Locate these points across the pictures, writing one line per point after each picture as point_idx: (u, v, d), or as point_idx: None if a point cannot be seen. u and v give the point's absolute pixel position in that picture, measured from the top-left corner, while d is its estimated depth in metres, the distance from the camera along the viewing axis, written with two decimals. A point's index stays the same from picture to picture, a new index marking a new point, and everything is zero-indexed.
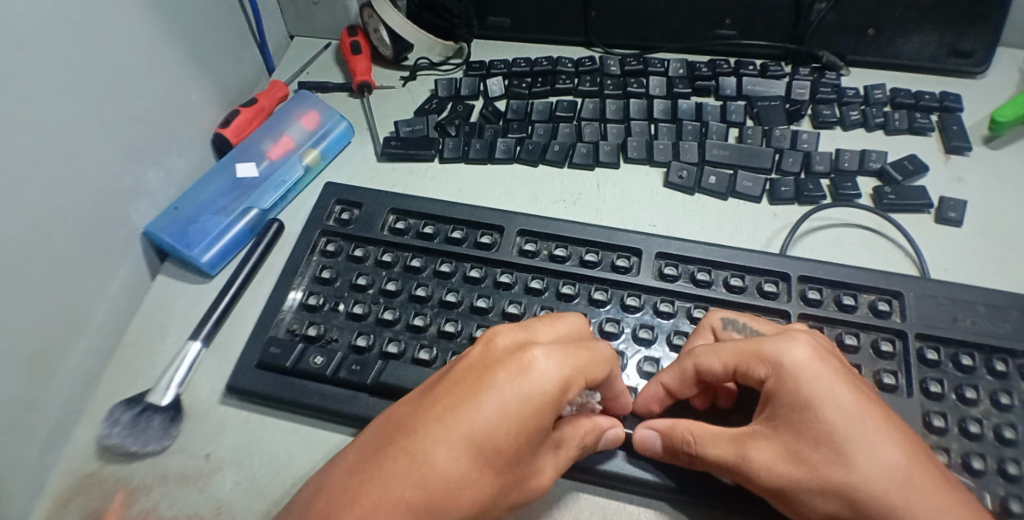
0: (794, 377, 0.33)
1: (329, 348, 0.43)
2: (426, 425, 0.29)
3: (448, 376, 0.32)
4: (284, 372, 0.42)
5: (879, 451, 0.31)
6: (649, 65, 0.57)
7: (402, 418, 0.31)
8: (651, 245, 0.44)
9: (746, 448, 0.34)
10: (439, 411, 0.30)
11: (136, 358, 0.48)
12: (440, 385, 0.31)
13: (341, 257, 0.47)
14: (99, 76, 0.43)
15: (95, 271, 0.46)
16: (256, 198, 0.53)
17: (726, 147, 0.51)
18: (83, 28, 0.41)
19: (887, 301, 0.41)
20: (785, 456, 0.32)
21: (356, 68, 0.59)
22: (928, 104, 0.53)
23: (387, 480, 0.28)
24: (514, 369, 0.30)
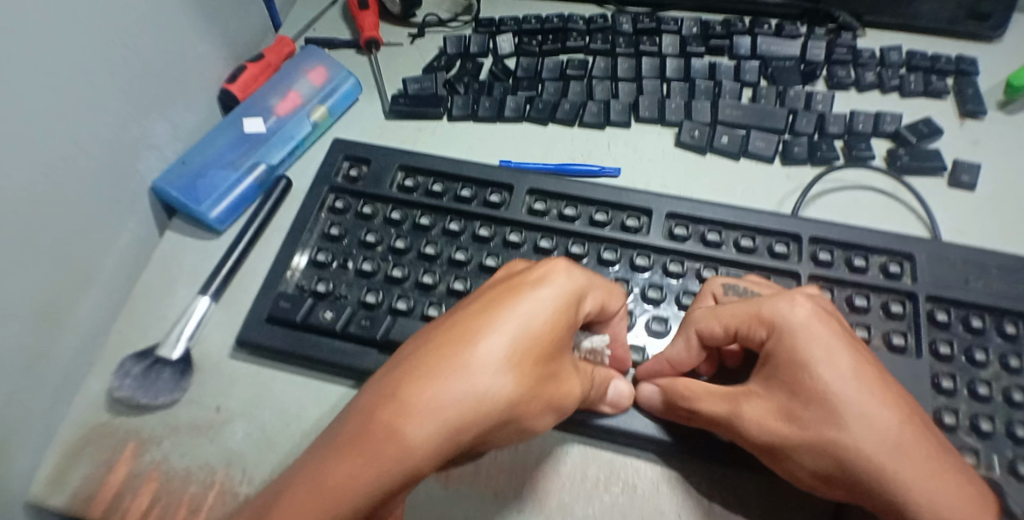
0: (791, 337, 0.33)
1: (338, 304, 0.43)
2: (465, 324, 0.30)
3: (476, 293, 0.33)
4: (294, 326, 0.42)
5: (871, 411, 0.31)
6: (662, 23, 0.56)
7: (438, 328, 0.30)
8: (662, 205, 0.44)
9: (740, 405, 0.34)
10: (478, 310, 0.30)
11: (146, 312, 0.48)
12: (472, 301, 0.32)
13: (349, 214, 0.46)
14: (107, 23, 0.42)
15: (103, 223, 0.46)
16: (263, 155, 0.52)
17: (740, 107, 0.50)
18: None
19: (898, 263, 0.42)
20: (778, 414, 0.33)
21: (364, 24, 0.58)
22: (945, 66, 0.52)
23: (437, 373, 0.27)
24: (543, 273, 0.32)
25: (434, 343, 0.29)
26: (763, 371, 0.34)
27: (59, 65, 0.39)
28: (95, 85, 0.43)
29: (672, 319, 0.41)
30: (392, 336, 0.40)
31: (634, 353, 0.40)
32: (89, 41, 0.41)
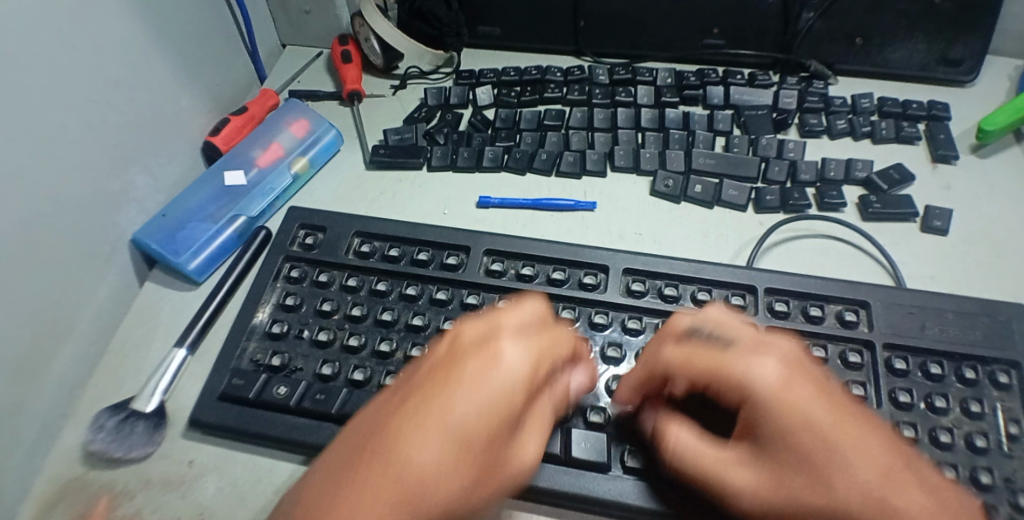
0: (763, 394, 0.32)
1: (293, 378, 0.43)
2: (421, 420, 0.30)
3: (430, 374, 0.32)
4: (245, 403, 0.42)
5: (860, 473, 0.29)
6: (638, 73, 0.57)
7: (390, 417, 0.30)
8: (617, 261, 0.44)
9: (726, 472, 0.33)
10: (429, 409, 0.30)
11: (122, 362, 0.48)
12: (429, 384, 0.31)
13: (305, 282, 0.47)
14: (89, 80, 0.44)
15: (83, 275, 0.46)
16: (244, 206, 0.53)
17: (712, 155, 0.51)
18: (76, 32, 0.42)
19: (854, 311, 0.41)
20: (764, 478, 0.32)
21: (347, 77, 0.60)
22: (917, 112, 0.53)
23: (362, 479, 0.28)
24: (501, 362, 0.32)
25: (384, 441, 0.29)
26: (745, 438, 0.33)
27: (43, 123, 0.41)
28: (78, 138, 0.44)
29: None
30: (349, 409, 0.40)
31: (597, 414, 0.39)
32: (71, 98, 0.43)
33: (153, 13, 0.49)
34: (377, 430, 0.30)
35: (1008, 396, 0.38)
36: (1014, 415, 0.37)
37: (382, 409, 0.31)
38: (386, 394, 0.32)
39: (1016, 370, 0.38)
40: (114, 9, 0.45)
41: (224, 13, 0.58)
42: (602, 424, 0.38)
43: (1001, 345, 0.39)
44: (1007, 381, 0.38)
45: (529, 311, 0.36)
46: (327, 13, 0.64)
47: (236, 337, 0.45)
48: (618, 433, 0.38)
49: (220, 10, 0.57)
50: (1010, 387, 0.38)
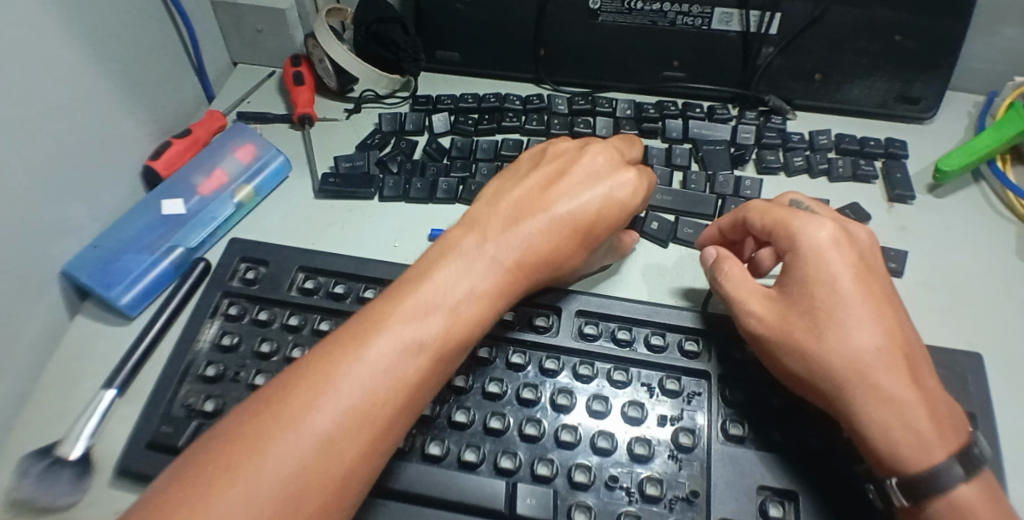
0: (804, 251, 0.37)
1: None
2: (489, 204, 0.39)
3: (518, 186, 0.40)
4: (174, 452, 0.39)
5: (857, 342, 0.34)
6: (597, 104, 0.57)
7: (474, 212, 0.39)
8: (571, 302, 0.43)
9: (750, 302, 0.38)
10: (506, 203, 0.39)
11: (51, 404, 0.44)
12: (519, 178, 0.41)
13: (245, 320, 0.44)
14: (22, 103, 0.41)
15: (13, 311, 0.43)
16: (183, 236, 0.50)
17: (669, 192, 0.50)
18: (9, 53, 0.39)
19: None
20: (777, 316, 0.36)
21: (299, 100, 0.58)
22: (874, 150, 0.53)
23: (430, 296, 0.34)
24: (577, 191, 0.39)
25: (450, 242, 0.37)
26: (783, 277, 0.38)
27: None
28: (11, 165, 0.41)
29: (583, 427, 0.38)
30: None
31: (544, 465, 0.36)
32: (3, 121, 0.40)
33: (96, 33, 0.47)
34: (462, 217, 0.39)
35: None
36: None
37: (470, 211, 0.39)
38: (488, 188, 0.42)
39: (972, 421, 0.38)
40: (50, 28, 0.42)
41: (170, 30, 0.56)
42: (550, 476, 0.36)
43: (957, 395, 0.39)
44: None
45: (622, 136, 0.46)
46: (281, 33, 0.63)
47: (168, 378, 0.42)
48: (567, 485, 0.36)
49: (164, 27, 0.55)
50: None
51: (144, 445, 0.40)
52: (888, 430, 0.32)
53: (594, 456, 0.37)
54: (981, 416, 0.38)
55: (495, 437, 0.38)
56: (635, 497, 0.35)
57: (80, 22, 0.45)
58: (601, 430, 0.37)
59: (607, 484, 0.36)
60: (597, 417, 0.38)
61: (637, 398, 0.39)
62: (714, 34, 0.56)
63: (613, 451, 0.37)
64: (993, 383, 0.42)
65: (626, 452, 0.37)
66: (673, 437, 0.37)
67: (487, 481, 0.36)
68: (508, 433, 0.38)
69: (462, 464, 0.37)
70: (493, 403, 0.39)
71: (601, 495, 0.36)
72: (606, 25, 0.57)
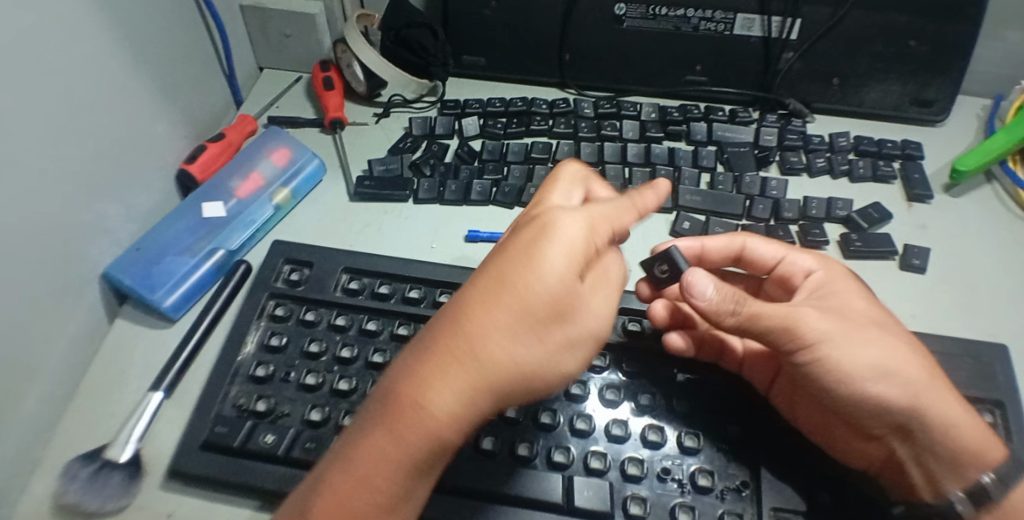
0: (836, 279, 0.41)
1: (280, 425, 0.41)
2: (512, 283, 0.30)
3: (546, 256, 0.30)
4: (231, 452, 0.40)
5: (899, 354, 0.37)
6: (622, 108, 0.58)
7: (495, 301, 0.30)
8: None
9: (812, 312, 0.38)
10: (543, 282, 0.30)
11: (96, 406, 0.44)
12: (536, 253, 0.30)
13: (291, 321, 0.45)
14: (68, 107, 0.41)
15: (57, 311, 0.43)
16: (223, 239, 0.51)
17: (698, 193, 0.52)
18: (58, 53, 0.40)
19: None
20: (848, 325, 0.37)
21: (328, 104, 0.59)
22: (891, 151, 0.55)
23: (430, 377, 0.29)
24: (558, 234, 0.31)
25: (494, 340, 0.29)
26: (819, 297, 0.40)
27: (23, 154, 0.38)
28: (56, 170, 0.41)
29: (632, 421, 0.39)
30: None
31: (597, 459, 0.38)
32: (48, 126, 0.40)
33: (134, 35, 0.47)
34: (478, 307, 0.30)
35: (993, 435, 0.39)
36: None
37: (484, 300, 0.30)
38: (488, 270, 0.31)
39: (1001, 409, 0.40)
40: (92, 33, 0.43)
41: (202, 34, 0.57)
42: (603, 469, 0.37)
43: (987, 386, 0.41)
44: (992, 421, 0.39)
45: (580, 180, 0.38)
46: (308, 37, 0.64)
47: (219, 378, 0.43)
48: (620, 478, 0.37)
49: (197, 33, 0.56)
50: (996, 428, 0.39)
51: (198, 446, 0.40)
52: (946, 427, 0.35)
53: (644, 449, 0.38)
54: (1010, 405, 0.40)
55: (547, 432, 0.39)
56: (686, 489, 0.37)
57: (119, 27, 0.46)
58: (650, 424, 0.39)
59: (659, 475, 0.37)
60: (644, 412, 0.39)
61: (681, 393, 0.40)
62: (735, 39, 0.58)
63: (662, 444, 0.38)
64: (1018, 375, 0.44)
65: (675, 445, 0.38)
66: (718, 430, 0.39)
67: (544, 474, 0.37)
68: (559, 428, 0.39)
69: (518, 458, 0.38)
70: (543, 399, 0.40)
71: (653, 486, 0.37)
72: (631, 30, 0.59)
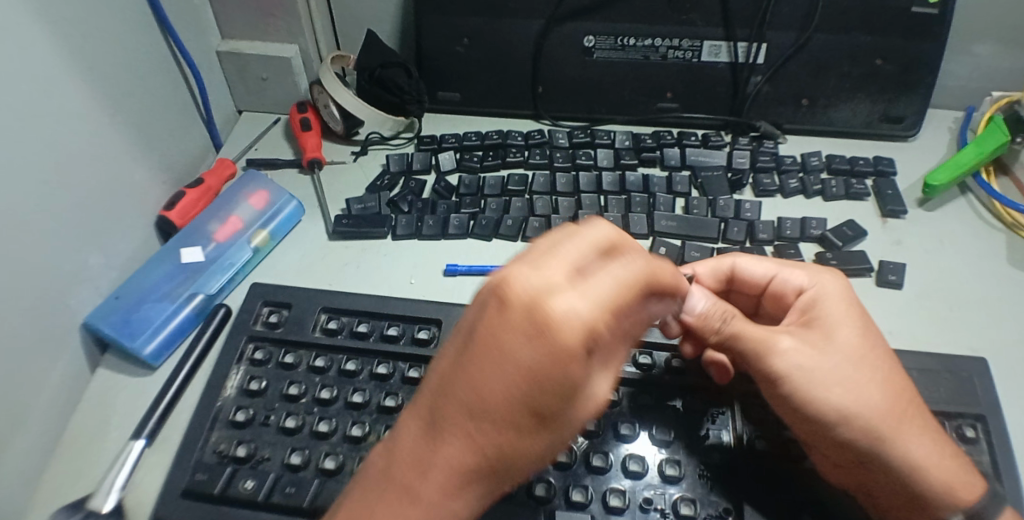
0: (824, 293, 0.40)
1: (260, 470, 0.40)
2: (493, 395, 0.22)
3: (544, 378, 0.21)
4: (211, 500, 0.39)
5: (867, 392, 0.35)
6: (596, 137, 0.59)
7: (496, 419, 0.23)
8: None
9: (780, 337, 0.37)
10: (550, 404, 0.22)
11: (76, 458, 0.43)
12: (539, 375, 0.21)
13: (270, 364, 0.45)
14: (42, 158, 0.42)
15: (37, 364, 0.43)
16: (202, 283, 0.51)
17: (674, 218, 0.52)
18: (32, 110, 0.41)
19: (940, 422, 0.40)
20: (809, 352, 0.37)
21: (307, 145, 0.60)
22: (864, 169, 0.56)
23: (421, 478, 0.26)
24: (537, 342, 0.21)
25: (504, 455, 0.24)
26: (800, 319, 0.39)
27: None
28: (33, 220, 0.41)
29: (613, 451, 0.39)
30: (321, 504, 0.38)
31: (579, 491, 0.37)
32: (22, 176, 0.40)
33: (110, 87, 0.48)
34: (493, 428, 0.23)
35: (975, 450, 0.39)
36: (982, 468, 0.38)
37: (483, 418, 0.23)
38: (497, 391, 0.22)
39: (983, 423, 0.40)
40: (63, 84, 0.43)
41: (178, 82, 0.58)
42: (585, 502, 0.37)
43: (964, 400, 0.41)
44: (974, 435, 0.39)
45: (596, 236, 0.25)
46: (286, 81, 0.65)
47: (199, 423, 0.42)
48: (602, 510, 0.37)
49: (173, 80, 0.57)
50: (977, 441, 0.39)
51: (179, 494, 0.40)
52: (909, 468, 0.34)
53: (626, 479, 0.38)
54: (991, 417, 0.40)
55: None
56: (670, 518, 0.36)
57: (94, 77, 0.47)
58: (631, 454, 0.38)
59: (641, 506, 0.37)
60: (625, 441, 0.39)
61: (665, 422, 0.40)
62: (703, 65, 0.59)
63: (644, 474, 0.38)
64: (999, 387, 0.44)
65: (657, 474, 0.38)
66: (701, 456, 0.38)
67: (524, 510, 0.37)
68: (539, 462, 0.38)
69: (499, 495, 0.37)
70: None
71: (637, 517, 0.36)
72: (601, 61, 0.60)
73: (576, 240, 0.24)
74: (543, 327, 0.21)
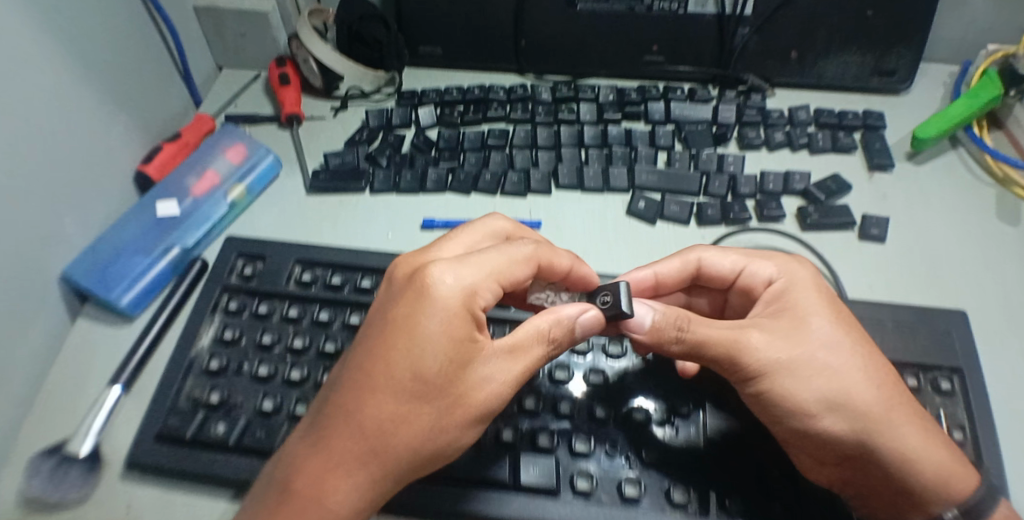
0: (792, 282, 0.39)
1: (232, 416, 0.41)
2: (395, 351, 0.30)
3: (435, 330, 0.31)
4: (184, 445, 0.40)
5: (847, 377, 0.35)
6: (580, 91, 0.58)
7: (398, 380, 0.30)
8: None
9: (746, 332, 0.35)
10: (436, 367, 0.30)
11: (57, 406, 0.44)
12: (431, 334, 0.30)
13: (244, 314, 0.45)
14: (11, 112, 0.41)
15: (14, 315, 0.43)
16: (179, 237, 0.51)
17: (655, 171, 0.51)
18: (2, 65, 0.40)
19: (916, 375, 0.39)
20: (782, 338, 0.36)
21: (286, 99, 0.59)
22: (852, 122, 0.54)
23: (333, 447, 0.30)
24: (426, 299, 0.31)
25: (393, 423, 0.30)
26: (772, 308, 0.38)
27: None
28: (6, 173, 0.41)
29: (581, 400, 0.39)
30: None
31: (546, 437, 0.37)
32: None
33: (82, 43, 0.47)
34: (400, 400, 0.30)
35: (950, 401, 0.39)
36: (958, 421, 0.38)
37: (389, 379, 0.30)
38: (400, 351, 0.30)
39: (960, 376, 0.39)
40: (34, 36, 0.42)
41: (155, 38, 0.56)
42: (552, 447, 0.37)
43: (943, 353, 0.40)
44: (950, 388, 0.39)
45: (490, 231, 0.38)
46: (265, 35, 0.64)
47: (172, 372, 0.43)
48: (568, 455, 0.37)
49: (150, 35, 0.56)
50: (954, 394, 0.39)
51: (152, 439, 0.40)
52: (899, 459, 0.34)
53: (593, 426, 0.38)
54: (969, 371, 0.39)
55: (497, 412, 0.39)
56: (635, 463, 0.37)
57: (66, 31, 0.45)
58: (599, 401, 0.39)
59: (607, 452, 0.37)
60: (595, 390, 0.39)
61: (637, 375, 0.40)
62: (690, 17, 0.57)
63: (611, 420, 0.38)
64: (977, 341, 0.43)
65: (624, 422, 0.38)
66: (669, 403, 0.39)
67: (491, 455, 0.37)
68: (508, 408, 0.39)
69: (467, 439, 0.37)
70: None
71: (602, 462, 0.37)
72: (585, 13, 0.58)
73: (469, 235, 0.38)
74: (427, 289, 0.31)
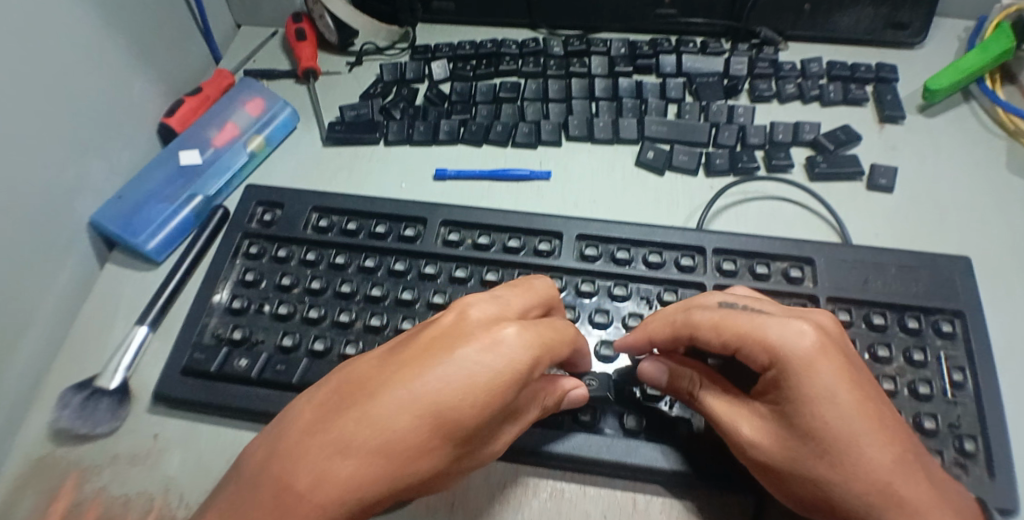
0: (793, 367, 0.31)
1: (254, 351, 0.43)
2: (439, 391, 0.28)
3: (489, 378, 0.28)
4: (209, 378, 0.42)
5: (861, 470, 0.30)
6: (592, 44, 0.58)
7: (434, 410, 0.28)
8: (571, 228, 0.45)
9: (739, 425, 0.34)
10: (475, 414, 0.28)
11: (90, 342, 0.47)
12: (488, 381, 0.28)
13: (264, 258, 0.47)
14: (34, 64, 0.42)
15: (44, 258, 0.45)
16: (200, 186, 0.53)
17: (664, 123, 0.52)
18: (26, 17, 0.41)
19: (916, 316, 0.40)
20: (777, 438, 0.33)
21: (302, 55, 0.60)
22: (864, 75, 0.54)
23: (335, 454, 0.28)
24: (488, 346, 0.28)
25: (406, 452, 0.28)
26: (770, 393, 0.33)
27: None
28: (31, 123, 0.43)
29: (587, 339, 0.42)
30: (309, 380, 0.41)
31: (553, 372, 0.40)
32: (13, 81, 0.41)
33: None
34: (428, 424, 0.28)
35: (950, 344, 0.40)
36: (957, 362, 0.39)
37: (423, 408, 0.28)
38: (444, 388, 0.28)
39: (961, 319, 0.40)
40: None
41: None
42: None
43: (945, 297, 0.41)
44: (950, 330, 0.40)
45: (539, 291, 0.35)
46: None
47: (197, 311, 0.45)
48: None
49: None
50: (954, 336, 0.40)
51: (179, 372, 0.43)
52: None
53: (598, 363, 0.41)
54: (971, 315, 0.40)
55: None
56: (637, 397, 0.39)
57: None
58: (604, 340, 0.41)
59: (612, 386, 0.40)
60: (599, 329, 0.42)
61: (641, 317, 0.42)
62: None
63: (615, 358, 0.41)
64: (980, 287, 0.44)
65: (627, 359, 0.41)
66: None
67: None
68: None
69: None
70: None
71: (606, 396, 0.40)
72: None
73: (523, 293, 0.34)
74: (494, 340, 0.29)
